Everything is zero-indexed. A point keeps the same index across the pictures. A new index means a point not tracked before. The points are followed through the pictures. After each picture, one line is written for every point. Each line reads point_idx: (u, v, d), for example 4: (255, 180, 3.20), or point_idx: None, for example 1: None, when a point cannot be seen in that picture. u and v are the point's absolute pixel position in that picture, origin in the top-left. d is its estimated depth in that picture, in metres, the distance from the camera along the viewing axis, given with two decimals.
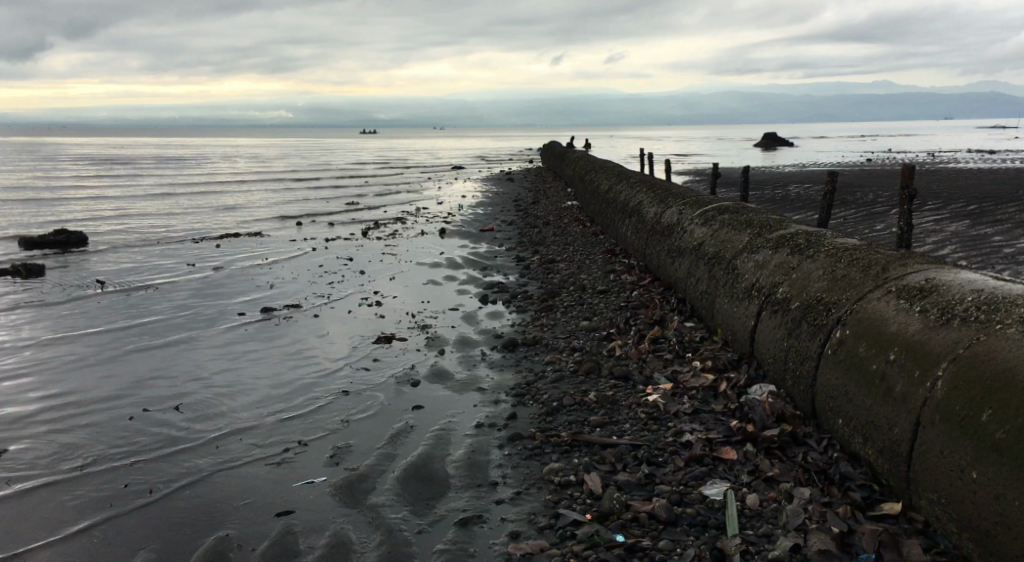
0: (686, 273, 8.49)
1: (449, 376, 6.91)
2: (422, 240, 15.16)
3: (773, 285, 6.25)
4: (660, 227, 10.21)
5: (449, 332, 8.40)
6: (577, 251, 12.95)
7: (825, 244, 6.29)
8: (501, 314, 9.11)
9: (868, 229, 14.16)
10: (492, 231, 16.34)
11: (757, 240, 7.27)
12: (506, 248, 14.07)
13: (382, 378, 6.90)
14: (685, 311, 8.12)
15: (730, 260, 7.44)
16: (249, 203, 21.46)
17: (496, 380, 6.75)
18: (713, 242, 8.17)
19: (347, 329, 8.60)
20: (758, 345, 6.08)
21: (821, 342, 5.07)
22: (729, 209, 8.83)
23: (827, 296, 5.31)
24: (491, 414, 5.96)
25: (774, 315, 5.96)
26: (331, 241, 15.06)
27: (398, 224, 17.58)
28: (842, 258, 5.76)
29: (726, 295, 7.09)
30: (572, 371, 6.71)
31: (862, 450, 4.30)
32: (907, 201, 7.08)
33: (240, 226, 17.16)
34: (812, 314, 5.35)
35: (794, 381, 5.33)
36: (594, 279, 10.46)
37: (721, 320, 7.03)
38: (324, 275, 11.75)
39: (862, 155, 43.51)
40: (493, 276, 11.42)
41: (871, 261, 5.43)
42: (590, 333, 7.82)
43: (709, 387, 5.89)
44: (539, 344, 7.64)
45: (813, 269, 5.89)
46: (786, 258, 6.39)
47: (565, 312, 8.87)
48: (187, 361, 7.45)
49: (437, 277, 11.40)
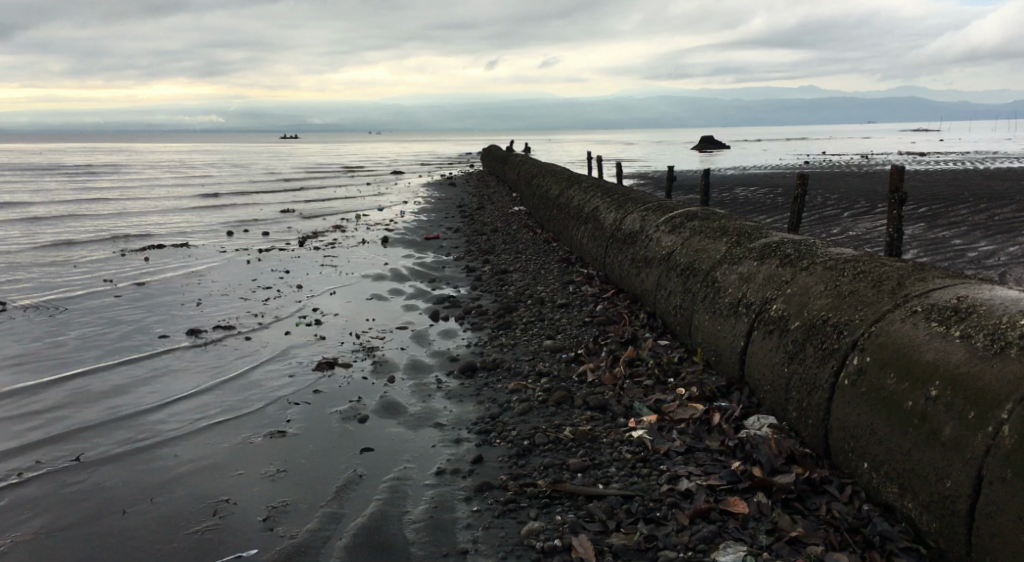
0: (655, 285, 7.84)
1: (401, 409, 6.09)
2: (364, 250, 14.23)
3: (765, 301, 5.62)
4: (621, 234, 9.55)
5: (397, 355, 7.53)
6: (529, 260, 12.21)
7: (820, 254, 5.70)
8: (455, 333, 8.30)
9: (825, 233, 13.84)
10: (438, 239, 15.49)
11: (737, 250, 6.65)
12: (454, 257, 13.25)
13: (324, 414, 6.01)
14: (657, 327, 7.47)
15: (707, 272, 6.80)
16: (177, 213, 20.15)
17: (455, 413, 5.95)
18: (684, 252, 7.53)
19: (284, 355, 7.67)
20: (751, 368, 5.44)
21: (835, 368, 4.45)
22: (699, 215, 8.22)
23: (836, 316, 4.69)
24: (453, 457, 5.16)
25: (769, 335, 5.32)
26: (265, 252, 14.02)
27: (337, 233, 16.59)
28: (845, 271, 5.17)
29: (705, 311, 6.45)
30: (542, 401, 5.96)
31: (900, 503, 3.74)
32: (897, 207, 6.57)
33: (166, 237, 15.94)
34: (820, 337, 4.74)
35: (801, 413, 4.71)
36: (551, 292, 9.74)
37: (701, 338, 6.38)
38: (257, 290, 10.74)
39: (800, 158, 44.10)
40: (442, 289, 10.60)
41: (881, 275, 4.84)
42: (556, 355, 7.08)
43: (700, 418, 5.20)
44: (500, 369, 6.87)
45: (812, 283, 5.29)
46: (776, 272, 5.78)
47: (525, 329, 8.11)
48: (97, 400, 6.47)
49: (382, 292, 10.51)
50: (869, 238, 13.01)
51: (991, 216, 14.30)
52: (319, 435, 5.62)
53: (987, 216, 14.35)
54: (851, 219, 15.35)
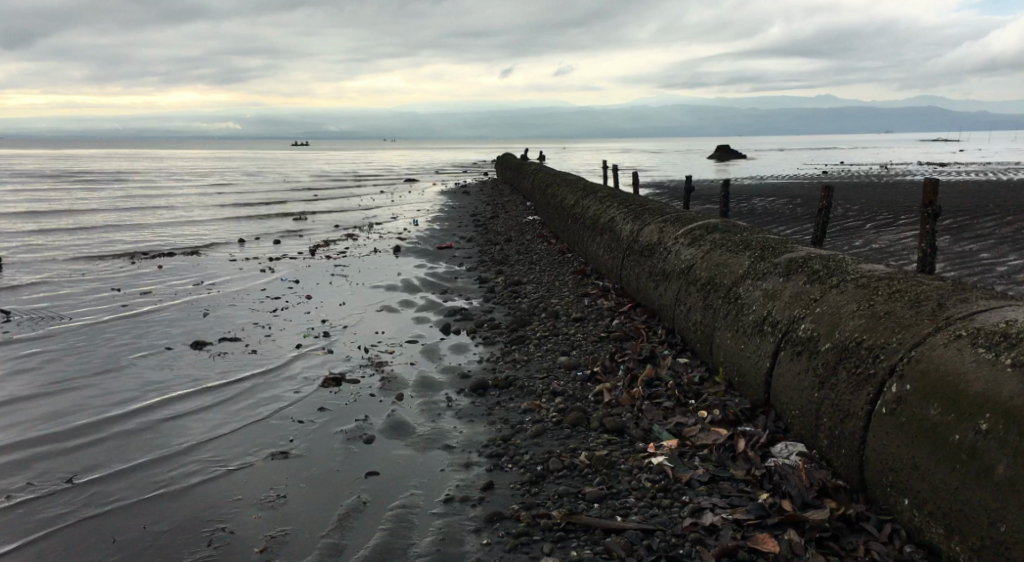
0: (673, 300, 7.57)
1: (410, 428, 5.84)
2: (376, 259, 14.03)
3: (792, 320, 5.33)
4: (638, 246, 9.29)
5: (406, 370, 7.28)
6: (544, 271, 11.95)
7: (851, 271, 5.41)
8: (466, 347, 8.04)
9: (847, 246, 13.50)
10: (451, 248, 15.27)
11: (761, 265, 6.36)
12: (467, 267, 13.02)
13: (329, 434, 5.77)
14: (675, 344, 7.20)
15: (729, 288, 6.52)
16: (189, 220, 20.05)
17: (465, 433, 5.70)
18: (705, 265, 7.24)
19: (291, 369, 7.45)
20: (777, 391, 5.16)
21: (870, 395, 4.17)
22: (719, 228, 7.94)
23: (872, 339, 4.40)
24: (463, 482, 4.92)
25: (797, 357, 5.04)
26: (276, 261, 13.84)
27: (349, 242, 16.41)
28: (878, 289, 4.88)
29: (727, 329, 6.17)
30: (556, 422, 5.69)
31: (945, 546, 3.50)
32: (930, 221, 6.29)
33: (178, 245, 15.80)
34: (854, 359, 4.45)
35: (832, 441, 4.42)
36: (566, 305, 9.47)
37: (723, 357, 6.10)
38: (266, 300, 10.55)
39: (818, 168, 43.67)
40: (454, 301, 10.36)
41: (919, 295, 4.55)
42: (571, 372, 6.81)
43: (724, 444, 4.93)
44: (513, 387, 6.61)
45: (843, 301, 5.00)
46: (804, 289, 5.50)
47: (539, 344, 7.84)
48: (97, 415, 6.28)
49: (392, 303, 10.28)
50: (893, 252, 12.67)
51: (1019, 230, 13.91)
52: (322, 457, 5.39)
53: (1014, 229, 13.98)
54: (873, 231, 14.98)
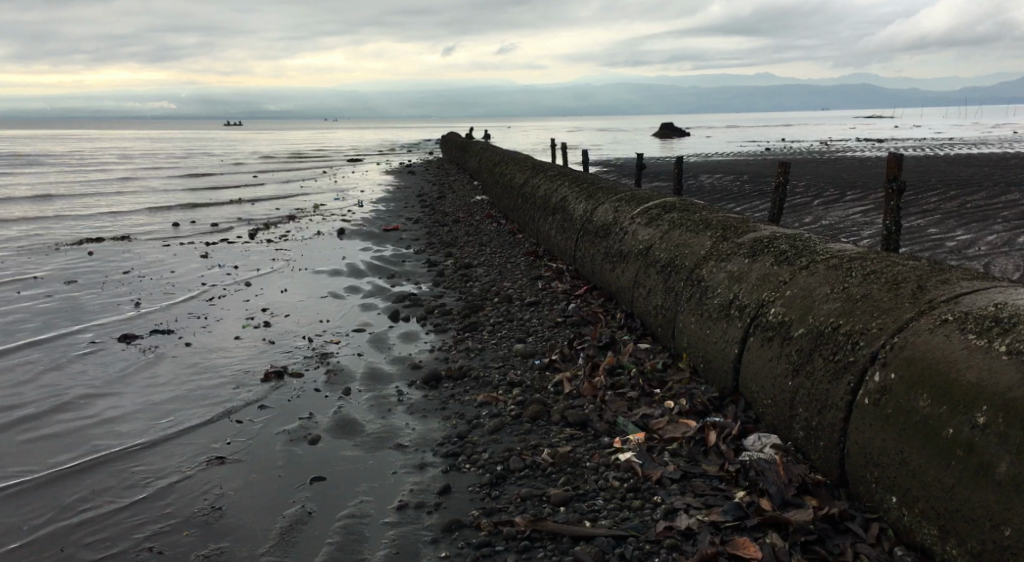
0: (631, 283, 7.29)
1: (358, 425, 5.43)
2: (318, 243, 13.46)
3: (760, 303, 5.08)
4: (592, 227, 8.98)
5: (353, 362, 6.84)
6: (494, 253, 11.59)
7: (819, 251, 5.18)
8: (417, 336, 7.63)
9: (797, 222, 13.47)
10: (398, 230, 14.77)
11: (724, 245, 6.11)
12: (415, 250, 12.56)
13: (270, 433, 5.32)
14: (635, 328, 6.93)
15: (690, 270, 6.26)
16: (120, 205, 19.07)
17: (418, 430, 5.32)
18: (664, 246, 6.97)
19: (229, 363, 6.94)
20: (747, 378, 4.91)
21: (850, 384, 3.93)
22: (676, 207, 7.68)
23: (850, 324, 4.16)
24: (417, 484, 4.56)
25: (768, 343, 4.79)
26: (213, 247, 13.15)
27: (291, 225, 15.76)
28: (851, 270, 4.65)
29: (690, 313, 5.91)
30: (515, 416, 5.36)
31: (938, 546, 3.32)
32: (894, 197, 6.14)
33: (108, 231, 14.94)
34: (830, 346, 4.21)
35: (809, 433, 4.19)
36: (519, 289, 9.12)
37: (687, 343, 5.84)
38: (202, 288, 9.93)
39: (761, 145, 44.11)
40: (403, 286, 9.92)
41: (896, 276, 4.32)
42: (528, 361, 6.48)
43: (694, 437, 4.66)
44: (468, 378, 6.24)
45: (815, 283, 4.76)
46: (772, 271, 5.25)
47: (493, 331, 7.49)
48: (12, 423, 5.72)
49: (337, 289, 9.79)
50: (843, 228, 12.66)
51: (962, 204, 14.08)
52: (263, 459, 4.94)
53: (958, 204, 14.12)
54: (821, 208, 15.01)
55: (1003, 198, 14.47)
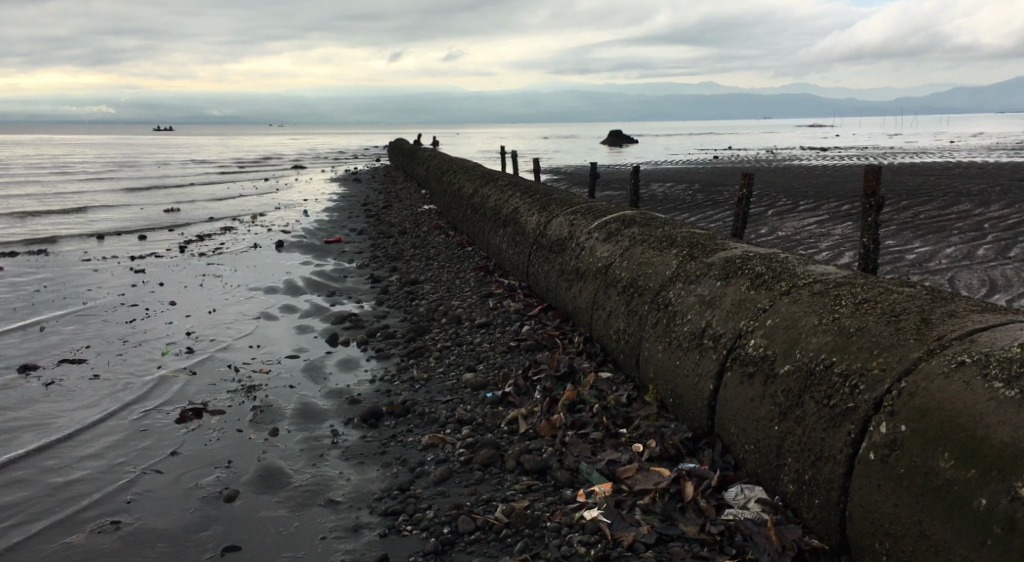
0: (590, 303, 6.72)
1: (284, 475, 4.70)
2: (255, 257, 12.60)
3: (738, 333, 4.55)
4: (546, 242, 8.42)
5: (282, 393, 6.08)
6: (442, 268, 10.93)
7: (801, 275, 4.69)
8: (356, 362, 6.92)
9: (754, 233, 13.12)
10: (341, 242, 14.00)
11: (692, 265, 5.58)
12: (357, 264, 11.82)
13: (180, 486, 4.60)
14: (595, 354, 6.37)
15: (656, 291, 5.71)
16: (43, 215, 17.82)
17: (354, 480, 4.64)
18: (625, 264, 6.41)
19: (140, 394, 6.10)
20: (724, 419, 4.39)
21: (851, 434, 3.45)
22: (637, 222, 7.15)
23: (847, 363, 3.66)
24: (349, 554, 3.91)
25: (750, 379, 4.25)
26: (139, 261, 12.19)
27: (226, 237, 14.82)
28: (840, 297, 4.16)
29: (657, 340, 5.36)
30: (464, 463, 4.72)
31: None
32: (873, 213, 5.75)
33: (25, 244, 13.82)
34: (824, 388, 3.71)
35: (800, 488, 3.70)
36: (468, 308, 8.49)
37: (654, 373, 5.30)
38: (119, 307, 9.03)
39: (710, 153, 44.27)
40: (343, 304, 9.19)
41: (896, 307, 3.83)
42: (479, 394, 5.83)
43: (669, 490, 4.10)
44: (412, 414, 5.55)
45: (799, 312, 4.25)
46: (750, 296, 4.72)
47: (440, 357, 6.83)
48: None
49: (270, 309, 9.00)
50: (801, 240, 12.34)
51: (916, 214, 13.94)
52: (168, 523, 4.23)
53: (913, 214, 13.94)
54: (777, 217, 14.74)
55: (957, 208, 14.39)
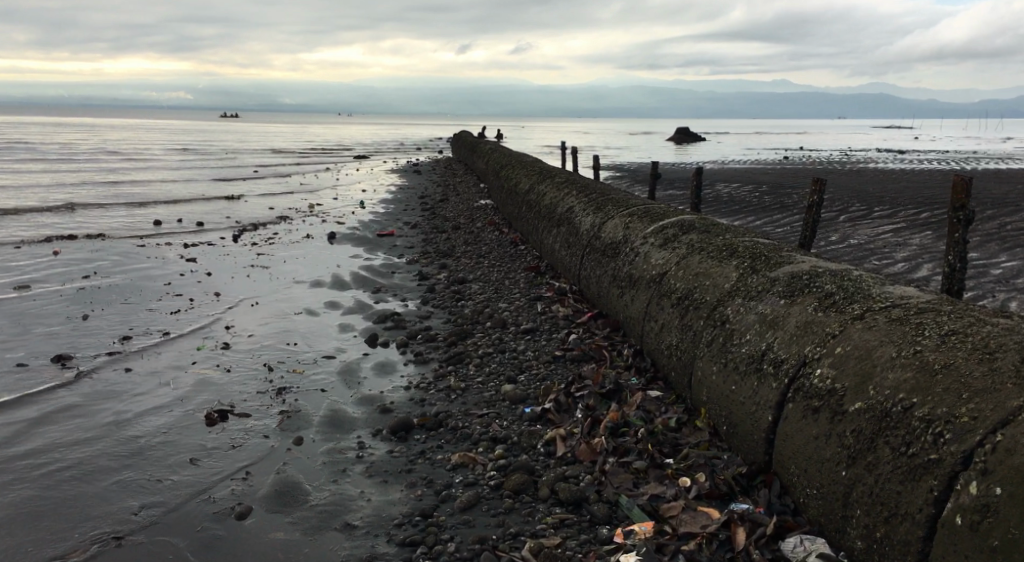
0: (641, 314, 6.28)
1: (302, 492, 4.44)
2: (306, 248, 12.49)
3: (802, 360, 4.07)
4: (599, 244, 7.99)
5: (313, 397, 5.81)
6: (493, 267, 10.60)
7: (877, 297, 4.17)
8: (393, 366, 6.62)
9: (823, 240, 12.41)
10: (393, 236, 13.79)
11: (753, 279, 5.09)
12: (406, 260, 11.58)
13: (193, 500, 4.37)
14: (644, 369, 5.93)
15: (713, 306, 5.22)
16: (107, 198, 18.13)
17: (375, 501, 4.33)
18: (680, 274, 5.94)
19: (170, 390, 5.90)
20: (782, 456, 3.93)
21: (934, 491, 3.02)
22: (696, 227, 6.66)
23: (930, 406, 3.17)
24: None
25: (814, 414, 3.77)
26: (191, 249, 12.18)
27: (280, 227, 14.77)
28: (922, 326, 3.65)
29: (711, 361, 4.89)
30: (494, 489, 4.38)
31: None
32: (959, 228, 5.19)
33: (86, 227, 14.00)
34: (901, 434, 3.24)
35: (871, 546, 3.28)
36: (515, 312, 8.13)
37: (707, 396, 4.84)
38: (165, 297, 8.95)
39: (780, 153, 42.84)
40: (388, 302, 8.93)
41: (992, 343, 3.31)
42: (517, 409, 5.46)
43: (717, 536, 3.69)
44: (445, 428, 5.20)
45: (874, 340, 3.74)
46: (818, 318, 4.22)
47: (480, 364, 6.48)
48: None
49: (314, 304, 8.80)
50: (875, 249, 11.61)
51: (1001, 225, 13.03)
52: (176, 541, 4.02)
53: (999, 225, 13.00)
54: (848, 223, 13.97)
55: None
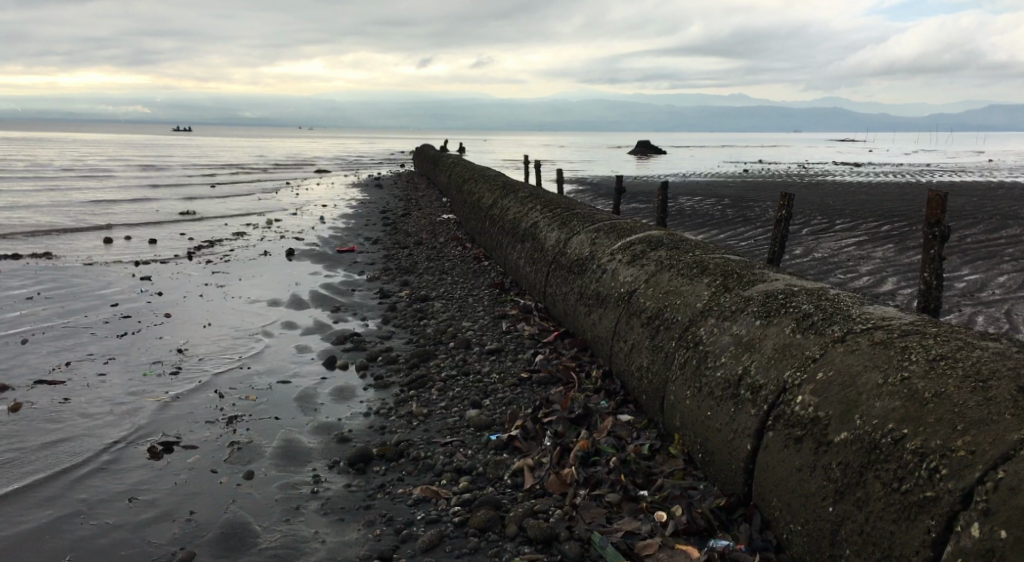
0: (610, 334, 6.05)
1: (252, 533, 4.11)
2: (263, 265, 12.08)
3: (782, 386, 3.87)
4: (565, 261, 7.78)
5: (265, 426, 5.47)
6: (456, 284, 10.33)
7: (857, 318, 3.99)
8: (351, 391, 6.30)
9: (788, 254, 12.37)
10: (353, 252, 13.43)
11: (727, 298, 4.89)
12: (367, 276, 11.25)
13: (132, 546, 4.02)
14: (613, 393, 5.71)
15: (686, 326, 5.01)
16: (54, 215, 17.45)
17: (331, 542, 4.02)
18: (650, 292, 5.72)
19: (110, 420, 5.50)
20: (763, 489, 3.76)
21: (931, 532, 2.91)
22: (665, 244, 6.47)
23: (923, 438, 3.05)
24: None
25: (798, 444, 3.57)
26: (142, 267, 11.69)
27: (236, 243, 14.32)
28: (908, 350, 3.48)
29: (685, 384, 4.68)
30: (458, 526, 4.10)
31: None
32: (935, 245, 5.07)
33: (31, 245, 13.40)
34: (892, 468, 3.11)
35: None
36: (479, 331, 7.86)
37: (681, 422, 4.64)
38: (111, 319, 8.49)
39: (740, 166, 43.22)
40: (347, 321, 8.60)
41: (985, 370, 3.15)
42: (483, 436, 5.18)
43: None
44: (406, 458, 4.91)
45: (857, 365, 3.56)
46: (797, 341, 4.03)
47: (443, 388, 6.20)
48: None
49: (269, 325, 8.42)
50: (839, 262, 11.59)
51: (962, 238, 13.13)
52: None
53: (958, 238, 13.11)
54: (811, 237, 13.97)
55: (1005, 232, 13.54)
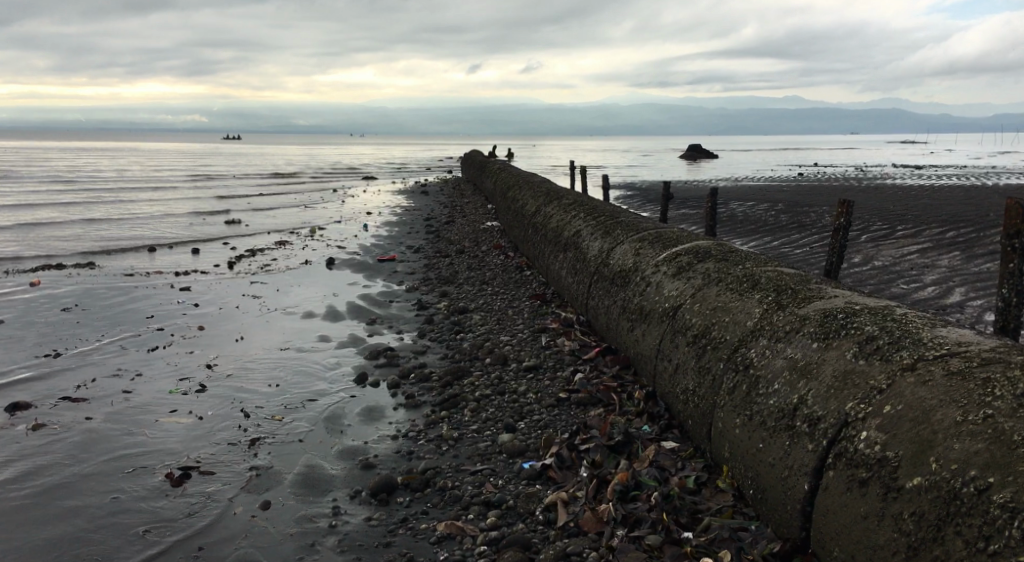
0: (654, 352, 5.66)
1: None
2: (302, 275, 11.96)
3: (844, 420, 3.45)
4: (607, 271, 7.40)
5: (288, 450, 5.23)
6: (496, 295, 10.03)
7: (928, 342, 3.55)
8: (381, 410, 6.02)
9: (845, 263, 11.77)
10: (394, 261, 13.25)
11: (780, 316, 4.46)
12: (406, 286, 11.02)
13: None
14: (657, 416, 5.31)
15: (735, 346, 4.59)
16: (104, 224, 17.68)
17: None
18: (697, 308, 5.31)
19: (130, 442, 5.34)
20: (823, 536, 3.37)
21: None
22: (713, 255, 6.04)
23: (1014, 491, 2.71)
24: None
25: (864, 488, 3.16)
26: (182, 278, 11.67)
27: (279, 252, 14.27)
28: (991, 383, 3.04)
29: (734, 411, 4.26)
30: None
31: None
32: (1015, 258, 4.58)
33: (79, 256, 13.54)
34: (976, 525, 2.77)
35: None
36: (518, 346, 7.52)
37: (730, 453, 4.23)
38: (144, 332, 8.40)
39: (793, 168, 42.11)
40: (382, 335, 8.35)
41: None
42: (515, 464, 4.85)
43: None
44: (432, 488, 4.61)
45: (931, 399, 3.14)
46: (862, 368, 3.59)
47: (476, 408, 5.87)
48: None
49: (303, 338, 8.23)
50: (901, 271, 10.97)
51: None
52: None
53: None
54: (871, 244, 13.29)
55: None
